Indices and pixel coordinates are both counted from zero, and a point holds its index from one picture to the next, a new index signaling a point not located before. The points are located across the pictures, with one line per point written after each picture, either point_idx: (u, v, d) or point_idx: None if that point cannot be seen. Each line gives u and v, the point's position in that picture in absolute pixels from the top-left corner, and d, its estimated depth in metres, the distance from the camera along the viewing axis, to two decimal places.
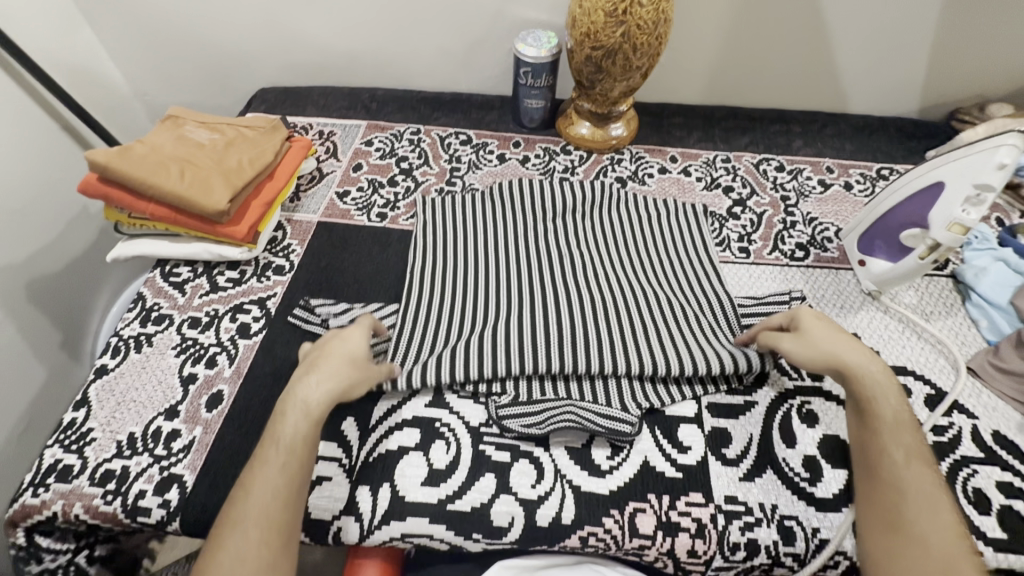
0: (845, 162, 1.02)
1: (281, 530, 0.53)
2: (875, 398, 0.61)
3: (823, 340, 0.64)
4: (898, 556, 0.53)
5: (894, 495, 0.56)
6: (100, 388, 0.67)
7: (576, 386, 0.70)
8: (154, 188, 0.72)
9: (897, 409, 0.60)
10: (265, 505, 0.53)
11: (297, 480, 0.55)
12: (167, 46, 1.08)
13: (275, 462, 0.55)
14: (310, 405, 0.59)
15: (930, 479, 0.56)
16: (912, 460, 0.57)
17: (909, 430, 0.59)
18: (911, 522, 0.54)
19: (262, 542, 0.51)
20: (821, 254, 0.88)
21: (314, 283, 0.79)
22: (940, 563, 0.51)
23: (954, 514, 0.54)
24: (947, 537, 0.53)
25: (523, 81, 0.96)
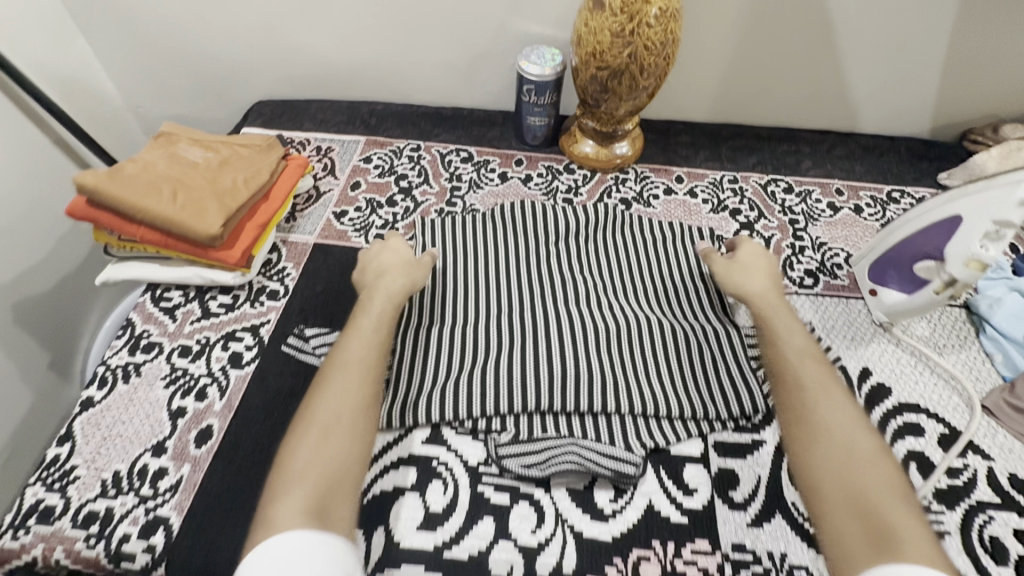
0: (855, 184, 0.99)
1: (371, 386, 0.61)
2: (771, 316, 0.70)
3: (740, 270, 0.75)
4: (814, 446, 0.58)
5: (796, 392, 0.62)
6: (85, 422, 0.65)
7: (579, 422, 0.67)
8: (143, 210, 0.69)
9: (789, 323, 0.69)
10: (353, 361, 0.62)
11: (381, 349, 0.64)
12: (161, 56, 1.06)
13: (365, 331, 0.65)
14: (387, 291, 0.70)
15: (823, 372, 0.63)
16: (805, 358, 0.65)
17: (799, 336, 0.68)
18: (815, 413, 0.60)
19: (353, 391, 0.60)
20: (831, 281, 0.85)
21: (309, 309, 0.77)
22: (845, 440, 0.57)
23: (851, 399, 0.61)
24: (847, 417, 0.59)
25: (526, 99, 0.93)
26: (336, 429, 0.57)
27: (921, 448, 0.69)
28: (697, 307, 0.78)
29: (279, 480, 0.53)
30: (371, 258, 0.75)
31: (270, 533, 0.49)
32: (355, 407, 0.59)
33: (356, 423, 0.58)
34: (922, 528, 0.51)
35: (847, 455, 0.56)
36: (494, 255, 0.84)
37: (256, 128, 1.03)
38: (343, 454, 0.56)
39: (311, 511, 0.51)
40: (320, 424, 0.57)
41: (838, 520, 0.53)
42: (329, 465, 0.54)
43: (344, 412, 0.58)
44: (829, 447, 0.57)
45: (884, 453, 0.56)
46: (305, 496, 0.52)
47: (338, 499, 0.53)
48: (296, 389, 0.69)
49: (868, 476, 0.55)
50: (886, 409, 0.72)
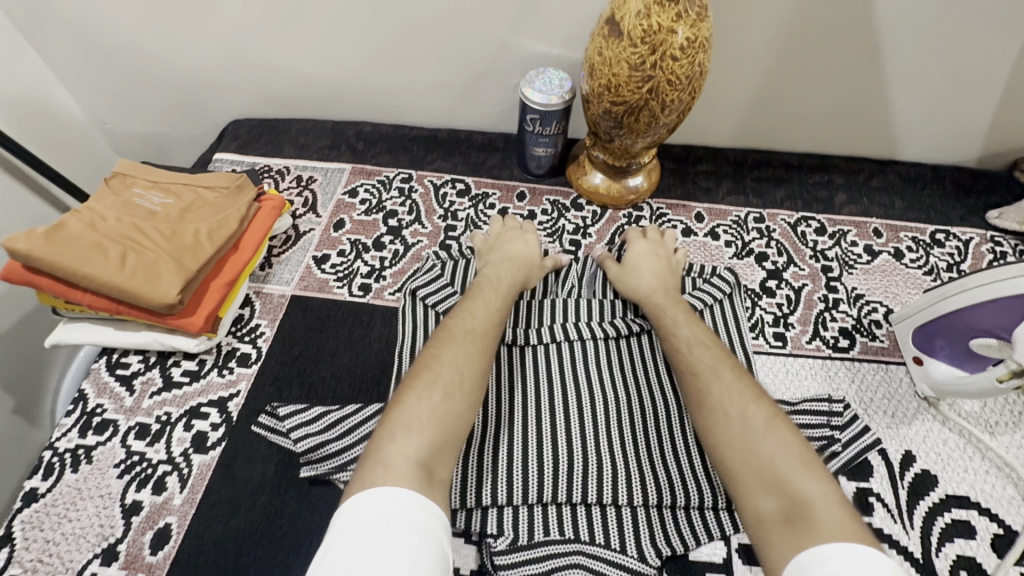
0: (895, 224, 0.89)
1: (486, 357, 0.61)
2: (662, 307, 0.69)
3: (630, 269, 0.73)
4: (718, 438, 0.57)
5: (695, 380, 0.62)
6: (27, 521, 0.58)
7: (585, 522, 0.59)
8: (87, 278, 0.62)
9: (679, 311, 0.68)
10: (478, 334, 0.63)
11: (496, 327, 0.65)
12: (124, 72, 0.96)
13: (488, 305, 0.67)
14: (513, 269, 0.72)
15: (716, 356, 0.63)
16: (696, 342, 0.64)
17: (688, 325, 0.67)
18: (715, 401, 0.59)
19: (471, 358, 0.60)
20: (869, 342, 0.77)
21: (283, 379, 0.68)
22: (743, 424, 0.56)
23: (742, 375, 0.61)
24: (739, 396, 0.58)
25: (530, 128, 0.83)
26: (457, 393, 0.57)
27: (972, 554, 0.60)
28: None
29: (390, 423, 0.53)
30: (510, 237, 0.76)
31: (387, 475, 0.48)
32: (475, 377, 0.59)
33: (473, 391, 0.58)
34: (834, 496, 0.49)
35: (751, 439, 0.55)
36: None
37: (230, 153, 0.93)
38: (453, 415, 0.56)
39: (421, 463, 0.51)
40: (445, 381, 0.57)
41: (757, 503, 0.52)
42: (441, 423, 0.54)
43: (467, 376, 0.58)
44: (731, 432, 0.56)
45: (782, 425, 0.55)
46: (417, 446, 0.52)
47: (444, 455, 0.53)
48: (267, 480, 0.61)
49: (773, 455, 0.53)
50: (932, 504, 0.64)
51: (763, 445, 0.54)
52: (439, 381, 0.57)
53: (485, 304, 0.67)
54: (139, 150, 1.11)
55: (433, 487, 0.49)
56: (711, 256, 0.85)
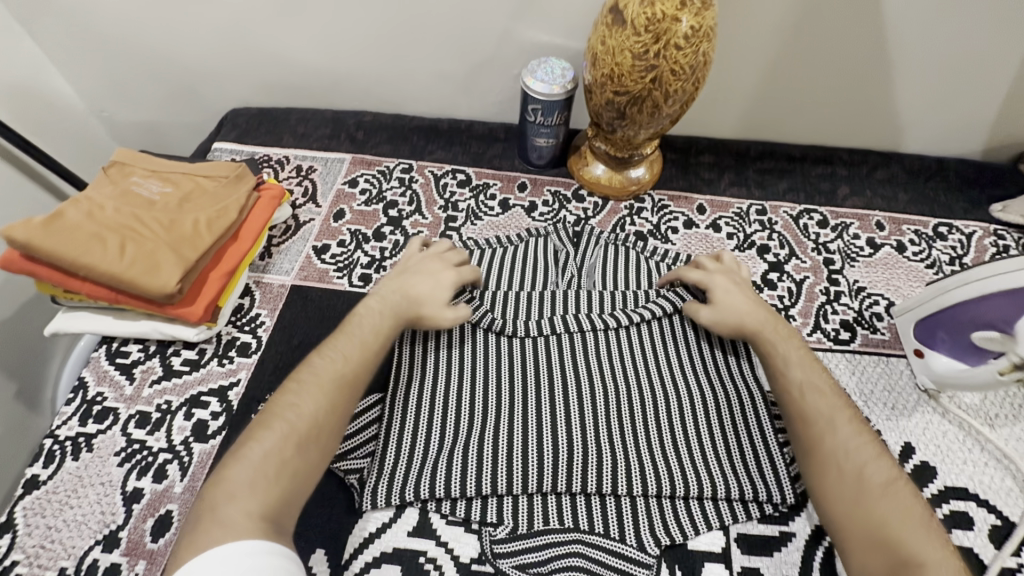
0: (898, 217, 0.89)
1: (340, 399, 0.57)
2: (773, 342, 0.65)
3: (723, 306, 0.67)
4: (832, 489, 0.55)
5: (809, 427, 0.59)
6: (29, 507, 0.58)
7: (585, 511, 0.59)
8: (87, 267, 0.62)
9: (790, 347, 0.65)
10: (343, 379, 0.58)
11: (367, 368, 0.60)
12: (124, 61, 0.95)
13: (354, 338, 0.62)
14: (393, 300, 0.66)
15: (834, 403, 0.60)
16: (812, 386, 0.61)
17: (801, 364, 0.63)
18: (832, 450, 0.57)
19: (329, 408, 0.56)
20: (870, 335, 0.77)
21: (284, 368, 0.68)
22: (861, 479, 0.54)
23: (861, 426, 0.58)
24: (859, 449, 0.56)
25: (531, 119, 0.82)
26: (306, 438, 0.54)
27: (970, 544, 0.61)
28: (700, 360, 0.69)
29: (227, 478, 0.51)
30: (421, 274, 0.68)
31: (221, 535, 0.46)
32: (328, 417, 0.56)
33: (326, 432, 0.55)
34: (954, 565, 0.49)
35: (868, 495, 0.53)
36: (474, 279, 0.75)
37: (229, 142, 0.92)
38: (300, 463, 0.53)
39: (266, 516, 0.49)
40: (301, 432, 0.54)
41: (867, 562, 0.51)
42: (288, 471, 0.52)
43: (321, 427, 0.55)
44: (845, 484, 0.55)
45: (904, 486, 0.54)
46: (259, 500, 0.50)
47: (293, 504, 0.51)
48: None
49: (892, 518, 0.52)
50: (931, 495, 0.64)
51: (882, 504, 0.53)
52: (292, 432, 0.54)
53: (348, 337, 0.62)
54: (139, 140, 1.10)
55: (280, 529, 0.49)
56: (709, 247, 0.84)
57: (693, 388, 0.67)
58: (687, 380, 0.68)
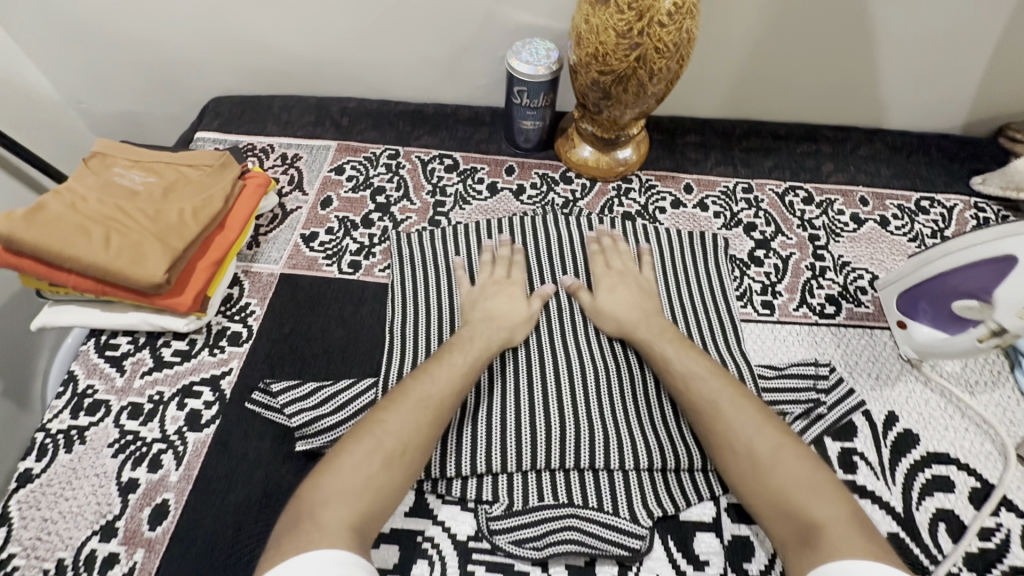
0: (881, 192, 0.90)
1: (435, 427, 0.58)
2: (650, 339, 0.66)
3: (614, 296, 0.70)
4: (734, 473, 0.57)
5: (704, 417, 0.60)
6: (23, 500, 0.58)
7: (579, 488, 0.60)
8: (72, 259, 0.61)
9: (669, 340, 0.66)
10: (431, 402, 0.58)
11: (454, 395, 0.60)
12: (102, 51, 0.93)
13: (453, 367, 0.62)
14: (479, 326, 0.66)
15: (717, 387, 0.61)
16: (702, 374, 0.62)
17: (686, 354, 0.64)
18: (730, 435, 0.58)
19: (419, 428, 0.57)
20: (854, 308, 0.78)
21: (276, 355, 0.68)
22: (757, 458, 0.56)
23: (748, 402, 0.60)
24: (748, 426, 0.58)
25: (517, 101, 0.82)
26: (398, 463, 0.54)
27: (951, 506, 0.63)
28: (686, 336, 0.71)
29: (323, 482, 0.52)
30: (501, 296, 0.69)
31: (319, 535, 0.48)
32: (422, 442, 0.56)
33: (415, 458, 0.56)
34: (845, 516, 0.52)
35: (765, 471, 0.55)
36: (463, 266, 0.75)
37: (211, 132, 0.91)
38: (384, 480, 0.53)
39: (352, 527, 0.50)
40: (386, 451, 0.55)
41: (778, 534, 0.53)
42: (377, 493, 0.53)
43: (411, 444, 0.56)
44: (745, 467, 0.56)
45: (791, 451, 0.56)
46: (349, 510, 0.51)
47: (373, 524, 0.52)
48: (265, 454, 0.61)
49: (791, 487, 0.54)
50: (914, 460, 0.66)
51: (780, 477, 0.55)
52: (381, 447, 0.55)
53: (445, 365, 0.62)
54: (118, 132, 1.08)
55: (364, 542, 0.49)
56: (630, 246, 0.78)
57: None
58: None
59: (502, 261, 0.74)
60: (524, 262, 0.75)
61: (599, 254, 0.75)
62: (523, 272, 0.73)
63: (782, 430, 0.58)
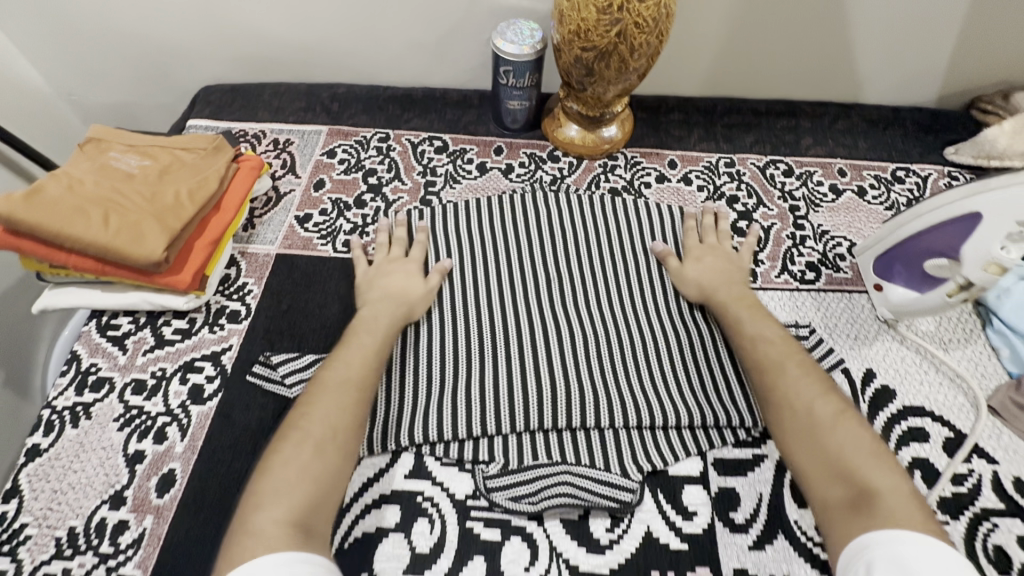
0: (858, 163, 0.93)
1: (361, 406, 0.59)
2: (728, 302, 0.70)
3: (699, 266, 0.74)
4: (788, 431, 0.59)
5: (765, 375, 0.62)
6: (32, 473, 0.59)
7: (572, 447, 0.63)
8: (73, 238, 0.62)
9: (747, 309, 0.69)
10: (352, 382, 0.60)
11: (372, 374, 0.61)
12: (91, 42, 0.94)
13: (365, 347, 0.63)
14: (387, 307, 0.68)
15: (783, 351, 0.63)
16: (773, 339, 0.65)
17: (763, 321, 0.67)
18: (789, 395, 0.60)
19: (345, 409, 0.57)
20: (834, 274, 0.81)
21: (275, 331, 0.70)
22: (812, 419, 0.58)
23: (812, 368, 0.62)
24: (809, 389, 0.60)
25: (503, 81, 0.84)
26: (329, 449, 0.54)
27: (926, 455, 0.66)
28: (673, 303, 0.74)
29: (258, 490, 0.51)
30: (388, 275, 0.71)
31: (259, 542, 0.46)
32: (348, 424, 0.57)
33: (347, 442, 0.56)
34: (905, 489, 0.52)
35: (820, 431, 0.57)
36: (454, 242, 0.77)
37: (203, 119, 0.92)
38: (323, 471, 0.53)
39: (296, 522, 0.49)
40: (315, 440, 0.55)
41: (823, 492, 0.54)
42: (317, 482, 0.52)
43: (339, 429, 0.56)
44: (801, 426, 0.58)
45: (851, 418, 0.57)
46: (288, 508, 0.50)
47: (320, 515, 0.51)
48: (267, 424, 0.63)
49: (842, 450, 0.55)
50: (891, 413, 0.69)
51: (836, 437, 0.56)
52: (308, 441, 0.54)
53: (361, 344, 0.63)
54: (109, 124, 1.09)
55: (311, 537, 0.49)
56: (664, 223, 0.81)
57: (666, 327, 0.71)
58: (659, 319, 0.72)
59: (386, 239, 0.77)
60: (425, 243, 0.77)
61: (692, 228, 0.80)
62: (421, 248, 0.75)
63: (842, 399, 0.59)
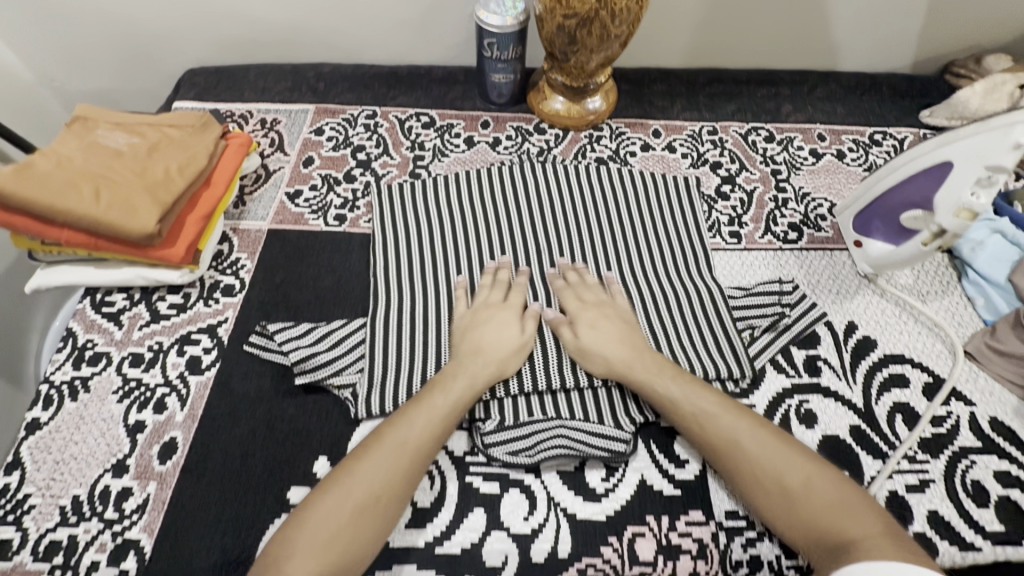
0: (837, 128, 0.95)
1: (413, 472, 0.55)
2: (648, 374, 0.63)
3: (600, 328, 0.66)
4: (762, 500, 0.56)
5: (720, 449, 0.58)
6: (33, 445, 0.60)
7: (565, 403, 0.64)
8: (65, 213, 0.63)
9: (672, 376, 0.63)
10: (409, 448, 0.56)
11: (433, 439, 0.57)
12: (72, 26, 0.93)
13: (436, 407, 0.59)
14: (479, 367, 0.62)
15: (730, 414, 0.60)
16: (710, 405, 0.60)
17: (693, 387, 0.62)
18: (750, 461, 0.57)
19: (392, 477, 0.54)
20: (815, 234, 0.83)
21: (270, 303, 0.71)
22: (783, 483, 0.55)
23: (760, 424, 0.59)
24: (768, 449, 0.57)
25: (488, 54, 0.85)
26: (367, 514, 0.52)
27: (906, 399, 0.69)
28: (659, 265, 0.76)
29: (287, 543, 0.50)
30: (484, 323, 0.66)
31: None
32: (397, 490, 0.54)
33: (388, 509, 0.54)
34: (884, 531, 0.51)
35: (793, 492, 0.55)
36: (444, 215, 0.78)
37: (189, 101, 0.92)
38: (354, 534, 0.51)
39: None
40: (355, 502, 0.53)
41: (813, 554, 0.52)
42: (345, 544, 0.51)
43: (383, 495, 0.54)
44: (773, 493, 0.55)
45: (818, 471, 0.56)
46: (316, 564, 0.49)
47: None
48: (267, 391, 0.64)
49: (820, 506, 0.53)
50: (873, 362, 0.71)
51: (808, 496, 0.54)
52: (350, 500, 0.52)
53: (435, 403, 0.59)
54: None
55: None
56: (649, 188, 0.83)
57: (653, 287, 0.74)
58: (646, 279, 0.74)
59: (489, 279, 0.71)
60: (524, 283, 0.71)
61: (569, 289, 0.71)
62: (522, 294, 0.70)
63: (802, 453, 0.57)
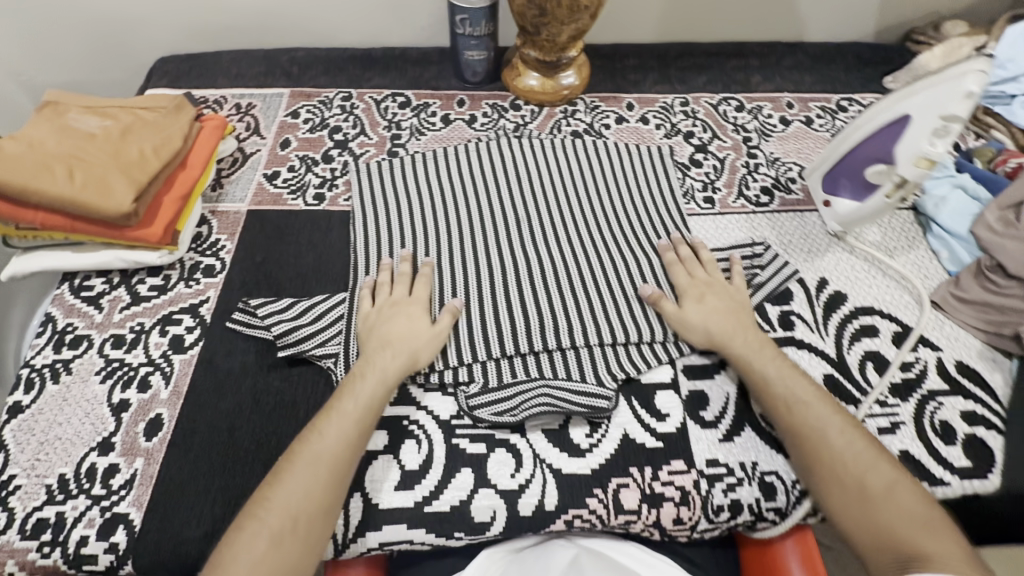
0: (805, 96, 0.98)
1: (335, 485, 0.54)
2: (751, 354, 0.64)
3: (702, 309, 0.67)
4: (834, 498, 0.56)
5: (806, 441, 0.59)
6: (17, 428, 0.60)
7: (548, 364, 0.65)
8: (37, 194, 0.62)
9: (773, 359, 0.64)
10: (326, 458, 0.55)
11: (352, 447, 0.56)
12: (39, 17, 0.92)
13: (348, 413, 0.57)
14: (389, 366, 0.60)
15: (826, 410, 0.60)
16: (807, 396, 0.61)
17: (790, 376, 0.63)
18: (834, 460, 0.57)
19: (311, 494, 0.53)
20: (786, 196, 0.85)
21: (251, 282, 0.71)
22: (863, 486, 0.56)
23: (852, 425, 0.59)
24: (857, 453, 0.57)
25: (461, 31, 0.88)
26: (289, 537, 0.51)
27: (876, 348, 0.71)
28: (636, 229, 0.77)
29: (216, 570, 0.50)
30: (393, 316, 0.64)
31: None
32: (321, 505, 0.53)
33: (313, 529, 0.52)
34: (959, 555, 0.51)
35: (869, 497, 0.55)
36: (423, 190, 0.79)
37: (161, 88, 0.92)
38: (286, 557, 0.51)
39: None
40: (280, 523, 0.52)
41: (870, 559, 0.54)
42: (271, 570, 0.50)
43: (303, 514, 0.52)
44: (848, 493, 0.56)
45: (903, 484, 0.56)
46: None
47: None
48: (251, 367, 0.65)
49: (893, 518, 0.54)
50: (844, 314, 0.74)
51: (885, 504, 0.55)
52: (272, 523, 0.52)
53: (347, 407, 0.58)
54: None
55: None
56: (622, 158, 0.84)
57: (631, 249, 0.75)
58: (623, 242, 0.75)
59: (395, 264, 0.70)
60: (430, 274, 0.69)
61: (679, 265, 0.71)
62: (428, 285, 0.68)
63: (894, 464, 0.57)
